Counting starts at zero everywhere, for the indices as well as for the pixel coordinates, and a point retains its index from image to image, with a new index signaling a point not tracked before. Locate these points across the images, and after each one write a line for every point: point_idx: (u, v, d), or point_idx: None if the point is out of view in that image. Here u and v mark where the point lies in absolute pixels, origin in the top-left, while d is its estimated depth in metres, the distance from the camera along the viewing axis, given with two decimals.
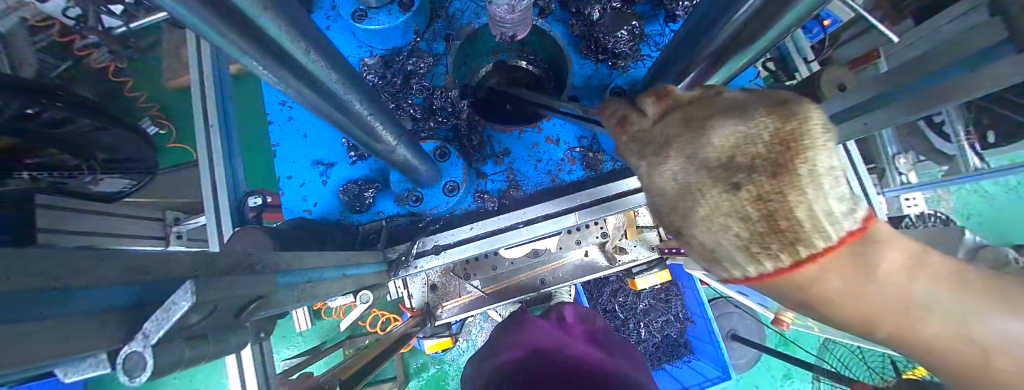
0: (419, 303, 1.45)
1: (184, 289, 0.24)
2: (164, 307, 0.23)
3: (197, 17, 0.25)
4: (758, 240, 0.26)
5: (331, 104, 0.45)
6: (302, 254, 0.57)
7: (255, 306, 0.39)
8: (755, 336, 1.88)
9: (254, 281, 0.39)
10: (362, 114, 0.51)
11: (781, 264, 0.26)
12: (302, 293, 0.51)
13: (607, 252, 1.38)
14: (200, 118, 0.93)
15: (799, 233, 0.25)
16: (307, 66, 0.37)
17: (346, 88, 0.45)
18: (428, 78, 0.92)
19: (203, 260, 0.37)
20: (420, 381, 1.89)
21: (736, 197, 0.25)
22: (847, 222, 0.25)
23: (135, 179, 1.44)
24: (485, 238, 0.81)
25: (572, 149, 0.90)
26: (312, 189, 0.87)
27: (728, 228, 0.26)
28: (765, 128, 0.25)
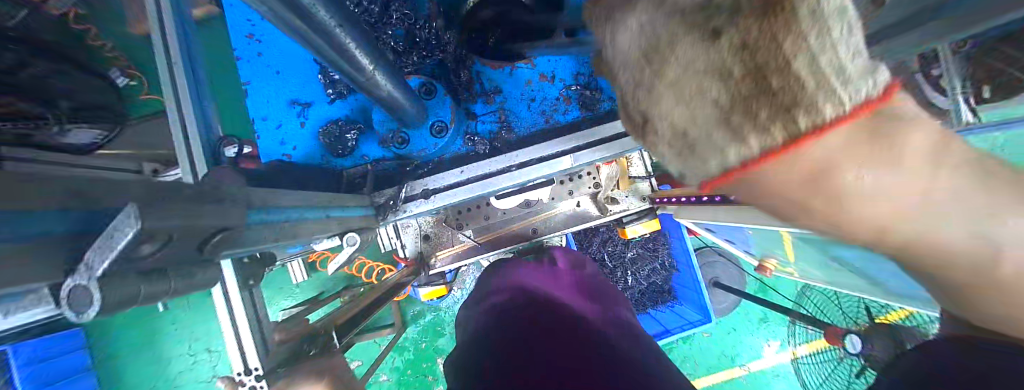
0: (413, 253, 1.45)
1: (128, 211, 0.20)
2: (105, 233, 0.20)
3: None
4: (739, 105, 0.22)
5: (300, 15, 0.39)
6: (278, 192, 0.52)
7: (220, 240, 0.34)
8: (737, 283, 1.98)
9: (221, 212, 0.34)
10: (337, 33, 0.45)
11: (770, 143, 0.22)
12: (278, 228, 0.47)
13: (600, 202, 1.38)
14: (160, 55, 0.85)
15: (792, 97, 0.20)
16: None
17: (316, 2, 0.39)
18: (410, 5, 0.81)
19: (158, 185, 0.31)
20: (418, 327, 1.99)
21: (722, 58, 0.21)
22: (863, 88, 0.21)
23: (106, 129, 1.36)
24: (475, 182, 0.78)
25: (569, 87, 0.84)
26: (290, 131, 0.82)
27: (697, 102, 0.24)
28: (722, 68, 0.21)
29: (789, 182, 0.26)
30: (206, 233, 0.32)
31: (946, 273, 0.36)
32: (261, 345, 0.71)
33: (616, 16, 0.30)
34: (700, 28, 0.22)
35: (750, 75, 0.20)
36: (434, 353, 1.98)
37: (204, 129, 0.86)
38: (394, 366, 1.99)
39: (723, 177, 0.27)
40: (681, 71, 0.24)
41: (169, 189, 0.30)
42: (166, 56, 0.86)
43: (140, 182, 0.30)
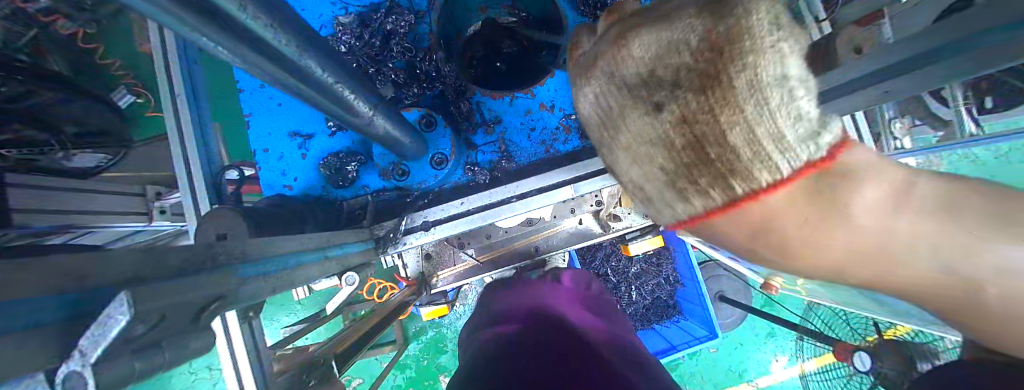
0: (414, 272, 1.43)
1: (120, 300, 0.19)
2: (95, 322, 0.18)
3: (157, 7, 0.22)
4: (683, 169, 0.31)
5: (301, 78, 0.40)
6: (273, 240, 0.51)
7: (219, 305, 0.33)
8: (743, 297, 1.95)
9: (215, 277, 0.33)
10: (336, 88, 0.46)
11: (711, 197, 0.32)
12: (280, 279, 0.46)
13: (602, 220, 1.36)
14: (165, 88, 0.87)
15: (725, 162, 0.29)
16: (254, 30, 0.31)
17: (305, 53, 0.39)
18: (410, 39, 0.83)
19: (159, 251, 0.30)
20: (419, 344, 1.97)
21: (667, 124, 0.30)
22: (803, 151, 0.28)
23: (111, 154, 1.39)
24: (477, 213, 0.77)
25: (569, 117, 0.84)
26: (292, 162, 0.82)
27: (656, 159, 0.33)
28: (671, 136, 0.30)
29: (742, 228, 0.33)
30: (203, 300, 0.30)
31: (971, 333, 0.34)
32: (261, 377, 0.71)
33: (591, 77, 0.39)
34: (649, 106, 0.32)
35: (688, 142, 0.30)
36: (436, 370, 1.96)
37: (206, 160, 0.86)
38: (396, 384, 1.97)
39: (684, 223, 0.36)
40: (640, 136, 0.33)
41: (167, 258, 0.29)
42: (170, 89, 0.87)
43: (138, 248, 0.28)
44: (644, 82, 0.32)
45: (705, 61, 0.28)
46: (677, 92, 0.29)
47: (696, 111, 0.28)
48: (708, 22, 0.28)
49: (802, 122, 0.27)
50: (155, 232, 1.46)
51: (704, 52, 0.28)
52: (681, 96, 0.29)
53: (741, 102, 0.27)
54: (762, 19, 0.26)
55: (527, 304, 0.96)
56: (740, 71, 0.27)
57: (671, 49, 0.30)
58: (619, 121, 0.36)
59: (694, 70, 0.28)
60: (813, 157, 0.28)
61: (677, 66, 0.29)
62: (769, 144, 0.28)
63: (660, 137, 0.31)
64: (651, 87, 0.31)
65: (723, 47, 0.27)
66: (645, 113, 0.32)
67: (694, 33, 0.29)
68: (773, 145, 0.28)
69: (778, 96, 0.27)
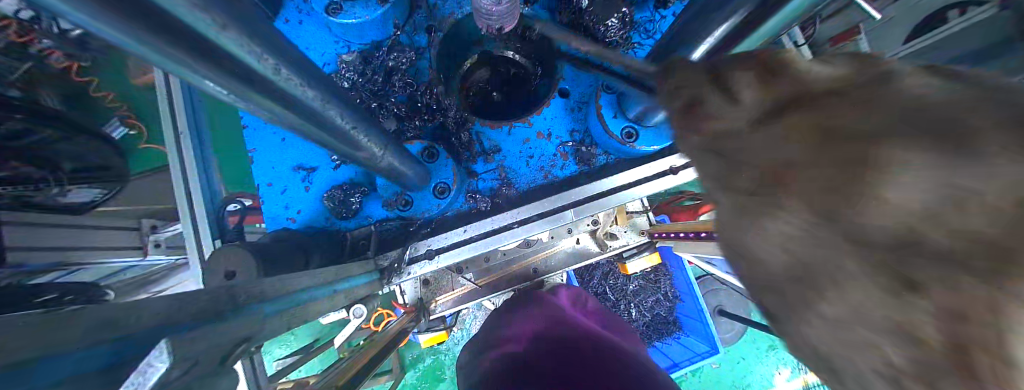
0: (413, 298, 1.43)
1: (160, 349, 0.21)
2: (135, 372, 0.20)
3: (172, 59, 0.24)
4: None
5: (318, 125, 0.42)
6: (288, 277, 0.51)
7: (246, 346, 0.33)
8: (740, 310, 1.97)
9: (241, 318, 0.33)
10: (347, 130, 0.48)
11: None
12: (294, 317, 0.46)
13: (598, 239, 1.39)
14: (169, 126, 0.89)
15: None
16: (281, 86, 0.33)
17: (327, 103, 0.41)
18: (411, 73, 0.87)
19: (183, 298, 0.31)
20: (417, 372, 1.93)
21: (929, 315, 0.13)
22: None
23: (108, 189, 1.39)
24: (480, 239, 0.79)
25: (565, 144, 0.88)
26: (295, 195, 0.83)
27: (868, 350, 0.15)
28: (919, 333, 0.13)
29: None
30: (230, 343, 0.31)
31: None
32: None
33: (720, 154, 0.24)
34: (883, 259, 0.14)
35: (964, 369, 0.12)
36: None
37: (209, 195, 0.87)
38: None
39: None
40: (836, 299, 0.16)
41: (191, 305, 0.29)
42: (174, 126, 0.89)
43: (164, 298, 0.29)
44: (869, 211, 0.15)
45: None
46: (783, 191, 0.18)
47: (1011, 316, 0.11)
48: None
49: None
50: (153, 265, 1.46)
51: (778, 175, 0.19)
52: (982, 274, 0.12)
53: None
54: None
55: (534, 326, 0.96)
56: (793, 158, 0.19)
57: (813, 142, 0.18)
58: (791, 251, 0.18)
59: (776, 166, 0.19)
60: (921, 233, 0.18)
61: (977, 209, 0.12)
62: None
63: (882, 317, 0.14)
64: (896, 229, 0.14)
65: None
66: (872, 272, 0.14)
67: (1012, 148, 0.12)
68: None
69: None
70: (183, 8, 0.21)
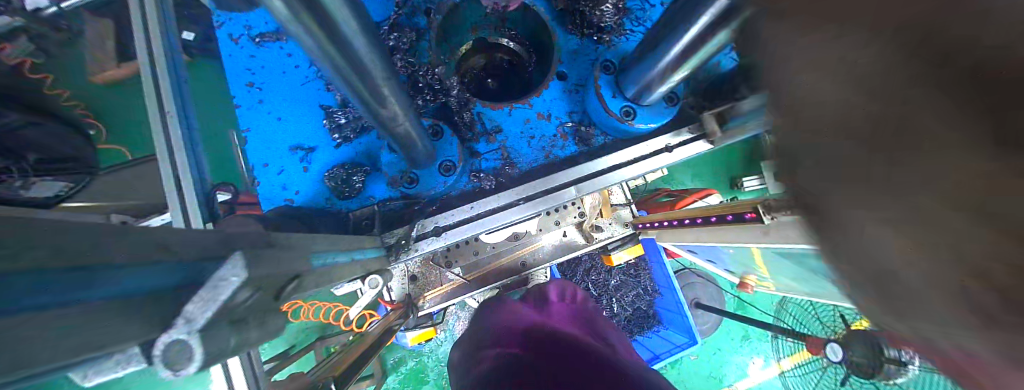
0: (399, 295, 1.38)
1: (231, 265, 0.25)
2: (209, 284, 0.23)
3: None
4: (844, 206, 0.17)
5: (351, 62, 0.43)
6: (308, 236, 0.49)
7: (294, 285, 0.36)
8: (716, 301, 2.04)
9: (289, 259, 0.36)
10: (378, 83, 0.49)
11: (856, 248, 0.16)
12: (321, 275, 0.46)
13: (585, 231, 1.44)
14: (155, 105, 0.84)
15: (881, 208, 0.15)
16: (329, 12, 0.35)
17: (366, 47, 0.43)
18: (412, 53, 0.87)
19: (225, 239, 0.32)
20: (399, 376, 1.89)
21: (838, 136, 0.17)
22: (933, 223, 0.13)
23: (76, 181, 1.29)
24: (487, 216, 0.80)
25: (565, 124, 0.90)
26: (293, 176, 0.81)
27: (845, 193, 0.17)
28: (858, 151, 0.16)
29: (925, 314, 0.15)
30: (282, 280, 0.33)
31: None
32: None
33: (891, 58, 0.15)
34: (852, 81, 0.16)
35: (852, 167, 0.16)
36: None
37: (200, 178, 0.85)
38: None
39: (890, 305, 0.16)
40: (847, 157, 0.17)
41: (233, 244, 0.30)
42: (160, 106, 0.85)
43: (208, 237, 0.30)
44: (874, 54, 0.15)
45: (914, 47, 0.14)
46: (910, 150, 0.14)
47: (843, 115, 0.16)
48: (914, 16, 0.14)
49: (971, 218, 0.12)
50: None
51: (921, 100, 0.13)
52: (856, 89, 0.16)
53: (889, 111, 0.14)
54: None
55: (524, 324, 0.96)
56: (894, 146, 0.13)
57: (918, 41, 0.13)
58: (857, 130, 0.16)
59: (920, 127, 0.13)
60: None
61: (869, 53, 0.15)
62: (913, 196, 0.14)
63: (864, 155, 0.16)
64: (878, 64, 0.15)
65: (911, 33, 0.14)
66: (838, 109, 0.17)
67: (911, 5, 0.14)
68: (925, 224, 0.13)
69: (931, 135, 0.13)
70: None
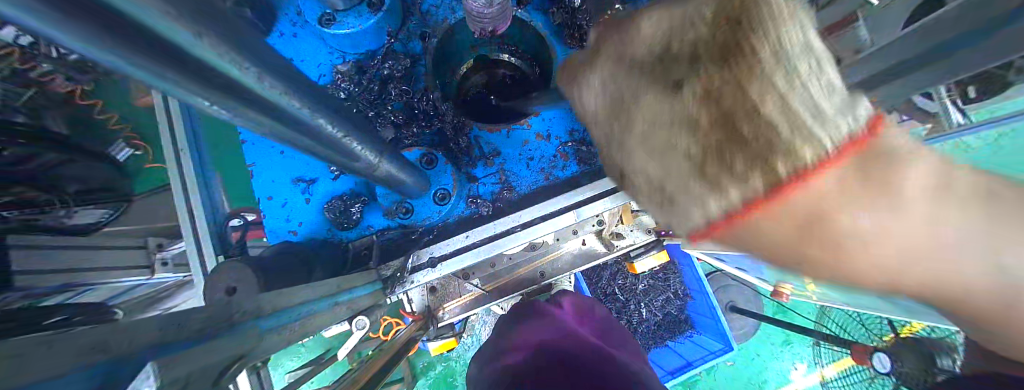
0: (420, 306, 1.33)
1: (148, 373, 0.22)
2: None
3: (146, 70, 0.22)
4: (710, 152, 0.29)
5: (299, 129, 0.41)
6: (286, 291, 0.52)
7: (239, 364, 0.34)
8: (754, 305, 1.92)
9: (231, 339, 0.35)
10: (337, 137, 0.48)
11: (755, 185, 0.28)
12: (282, 336, 0.45)
13: (604, 238, 1.30)
14: (169, 145, 0.89)
15: (772, 139, 0.26)
16: (264, 95, 0.33)
17: (315, 112, 0.41)
18: (407, 81, 0.86)
19: (175, 321, 0.31)
20: (429, 380, 1.91)
21: (690, 102, 0.29)
22: (822, 130, 0.27)
23: (112, 208, 1.46)
24: (482, 245, 0.77)
25: (565, 144, 0.86)
26: (295, 208, 0.83)
27: (678, 142, 0.31)
28: (700, 111, 0.29)
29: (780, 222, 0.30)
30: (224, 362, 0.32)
31: (972, 322, 0.37)
32: None
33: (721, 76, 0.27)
34: (666, 83, 0.31)
35: (711, 118, 0.28)
36: None
37: (210, 210, 0.89)
38: None
39: (707, 228, 0.34)
40: (655, 126, 0.33)
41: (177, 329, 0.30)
42: (173, 145, 0.90)
43: (155, 319, 0.29)
44: (659, 59, 0.33)
45: (723, 48, 0.27)
46: (697, 67, 0.29)
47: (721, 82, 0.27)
48: (718, 26, 0.28)
49: (832, 93, 0.28)
50: (159, 284, 1.46)
51: (723, 23, 0.28)
52: (703, 68, 0.28)
53: (776, 73, 0.26)
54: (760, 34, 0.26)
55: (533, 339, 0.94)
56: (765, 40, 0.26)
57: (690, 21, 0.31)
58: (628, 105, 0.37)
59: (712, 43, 0.28)
60: (853, 131, 0.28)
61: (693, 40, 0.30)
62: (810, 120, 0.26)
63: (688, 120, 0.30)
64: (666, 61, 0.32)
65: (736, 20, 0.27)
66: (666, 93, 0.31)
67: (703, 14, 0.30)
68: (810, 119, 0.26)
69: (781, 81, 0.26)
70: (183, 34, 0.21)
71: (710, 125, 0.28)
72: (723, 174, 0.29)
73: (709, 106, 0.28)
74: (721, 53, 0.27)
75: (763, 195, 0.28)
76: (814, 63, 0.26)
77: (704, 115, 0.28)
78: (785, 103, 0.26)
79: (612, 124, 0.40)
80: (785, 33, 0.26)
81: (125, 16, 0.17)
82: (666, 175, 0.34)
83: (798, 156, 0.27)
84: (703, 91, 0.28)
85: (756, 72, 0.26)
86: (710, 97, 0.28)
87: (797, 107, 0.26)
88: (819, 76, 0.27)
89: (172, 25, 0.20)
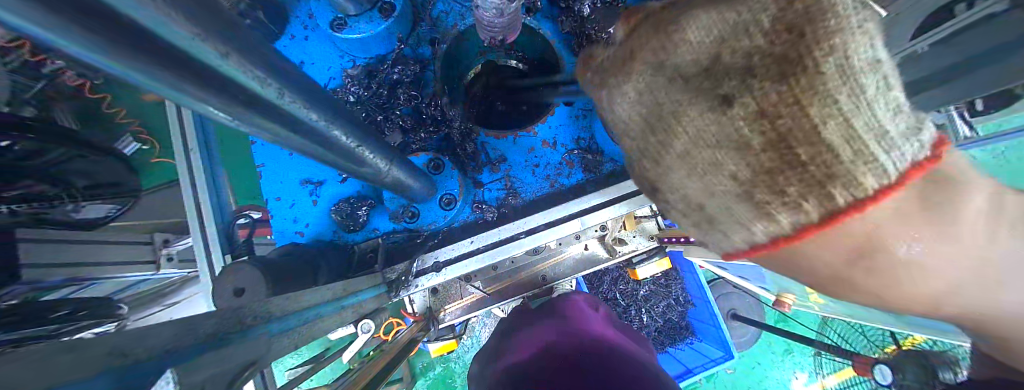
0: (422, 307, 1.35)
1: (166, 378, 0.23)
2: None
3: (167, 84, 0.22)
4: (764, 178, 0.26)
5: (314, 140, 0.42)
6: (295, 295, 0.53)
7: (252, 369, 0.35)
8: (755, 314, 1.92)
9: (244, 344, 0.36)
10: (350, 147, 0.49)
11: (803, 215, 0.26)
12: (290, 341, 0.45)
13: (607, 244, 1.30)
14: (179, 144, 0.90)
15: (830, 169, 0.24)
16: (284, 108, 0.34)
17: (331, 124, 0.43)
18: (415, 86, 0.87)
19: (188, 328, 0.32)
20: (428, 380, 1.92)
21: (742, 122, 0.25)
22: (905, 155, 0.25)
23: (121, 204, 1.44)
24: (488, 250, 0.78)
25: (571, 152, 0.87)
26: (303, 209, 0.84)
27: (723, 165, 0.28)
28: (755, 135, 0.25)
29: None
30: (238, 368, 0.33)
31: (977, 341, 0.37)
32: None
33: (780, 89, 0.23)
34: (710, 95, 0.27)
35: (765, 142, 0.25)
36: None
37: (219, 210, 0.90)
38: None
39: (747, 252, 0.32)
40: (696, 144, 0.29)
41: (192, 335, 0.31)
42: (184, 144, 0.91)
43: (171, 327, 0.30)
44: (700, 67, 0.29)
45: (785, 58, 0.24)
46: (752, 81, 0.24)
47: (779, 98, 0.23)
48: (780, 31, 0.24)
49: (900, 113, 0.25)
50: (162, 280, 1.47)
51: (781, 31, 0.24)
52: (759, 83, 0.24)
53: (840, 93, 0.23)
54: (832, 36, 0.23)
55: (535, 338, 0.95)
56: (828, 53, 0.23)
57: (743, 24, 0.27)
58: (667, 116, 0.31)
59: (770, 54, 0.24)
60: (917, 156, 0.26)
61: (748, 50, 0.26)
62: (873, 143, 0.25)
63: (739, 141, 0.26)
64: (712, 74, 0.27)
65: (806, 22, 0.23)
66: (709, 109, 0.27)
67: (764, 9, 0.26)
68: (876, 143, 0.25)
69: (844, 101, 0.24)
70: (205, 50, 0.22)
71: (768, 145, 0.25)
72: (775, 200, 0.27)
73: (763, 126, 0.24)
74: (784, 63, 0.23)
75: (816, 222, 0.26)
76: (880, 84, 0.25)
77: (761, 136, 0.25)
78: (847, 126, 0.24)
79: (644, 139, 0.35)
80: (848, 49, 0.23)
81: (149, 34, 0.18)
82: (713, 197, 0.30)
83: (857, 184, 0.25)
84: (757, 110, 0.24)
85: (817, 90, 0.23)
86: (769, 114, 0.24)
87: (858, 131, 0.24)
88: (886, 96, 0.25)
89: (189, 38, 0.20)
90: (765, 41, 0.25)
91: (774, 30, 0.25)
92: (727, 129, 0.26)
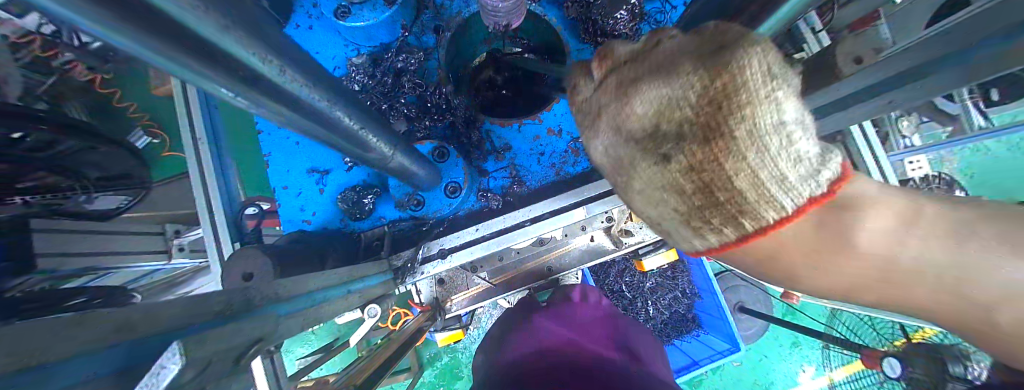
0: (428, 298, 1.36)
1: (173, 349, 0.20)
2: (148, 373, 0.19)
3: (168, 58, 0.22)
4: (695, 213, 0.27)
5: (317, 121, 0.42)
6: (303, 278, 0.54)
7: (259, 346, 0.36)
8: (762, 307, 1.90)
9: (252, 323, 0.36)
10: (354, 130, 0.49)
11: (726, 237, 0.28)
12: (298, 322, 0.46)
13: (613, 235, 1.29)
14: (186, 134, 0.91)
15: (739, 206, 0.25)
16: (285, 87, 0.34)
17: (333, 105, 0.43)
18: (420, 74, 0.87)
19: (196, 305, 0.32)
20: (435, 370, 1.94)
21: (676, 174, 0.25)
22: (807, 188, 0.25)
23: (131, 195, 1.45)
24: (493, 238, 0.78)
25: (576, 140, 0.86)
26: (310, 198, 0.85)
27: (666, 201, 0.28)
28: (683, 183, 0.25)
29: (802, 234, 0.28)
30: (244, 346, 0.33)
31: None
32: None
33: (704, 150, 0.23)
34: (653, 153, 0.26)
35: (695, 189, 0.25)
36: None
37: (227, 199, 0.91)
38: None
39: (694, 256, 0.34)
40: (646, 185, 0.29)
41: (200, 312, 0.32)
42: (190, 134, 0.92)
43: (180, 304, 0.31)
44: (645, 131, 0.27)
45: (709, 124, 0.22)
46: (685, 145, 0.23)
47: (707, 157, 0.23)
48: (708, 97, 0.22)
49: (802, 161, 0.24)
50: (174, 269, 1.51)
51: (707, 101, 0.22)
52: (688, 146, 0.23)
53: (751, 149, 0.22)
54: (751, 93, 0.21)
55: (534, 331, 0.94)
56: (742, 117, 0.22)
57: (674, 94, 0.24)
58: (626, 164, 0.30)
59: (698, 121, 0.23)
60: (813, 192, 0.25)
61: (679, 119, 0.24)
62: (777, 188, 0.24)
63: (673, 187, 0.26)
64: (655, 138, 0.26)
65: (724, 93, 0.21)
66: (652, 163, 0.26)
67: (693, 83, 0.23)
68: (778, 186, 0.24)
69: (761, 154, 0.23)
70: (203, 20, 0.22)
71: (698, 191, 0.25)
72: (705, 227, 0.28)
73: (693, 178, 0.24)
74: (709, 127, 0.22)
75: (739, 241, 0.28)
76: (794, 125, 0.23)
77: (693, 185, 0.25)
78: (756, 176, 0.23)
79: (611, 177, 0.34)
80: (759, 113, 0.22)
81: None
82: (658, 220, 0.32)
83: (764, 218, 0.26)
84: (687, 165, 0.24)
85: (733, 149, 0.22)
86: (699, 170, 0.24)
87: (765, 179, 0.24)
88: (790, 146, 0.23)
89: (192, 12, 0.20)
90: (697, 108, 0.23)
91: (703, 96, 0.22)
92: (666, 179, 0.26)
